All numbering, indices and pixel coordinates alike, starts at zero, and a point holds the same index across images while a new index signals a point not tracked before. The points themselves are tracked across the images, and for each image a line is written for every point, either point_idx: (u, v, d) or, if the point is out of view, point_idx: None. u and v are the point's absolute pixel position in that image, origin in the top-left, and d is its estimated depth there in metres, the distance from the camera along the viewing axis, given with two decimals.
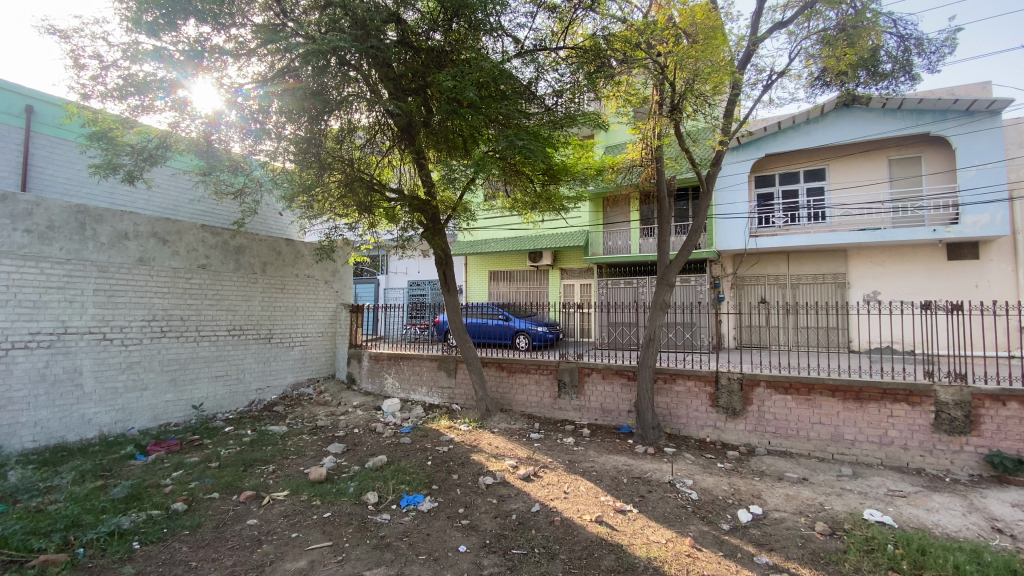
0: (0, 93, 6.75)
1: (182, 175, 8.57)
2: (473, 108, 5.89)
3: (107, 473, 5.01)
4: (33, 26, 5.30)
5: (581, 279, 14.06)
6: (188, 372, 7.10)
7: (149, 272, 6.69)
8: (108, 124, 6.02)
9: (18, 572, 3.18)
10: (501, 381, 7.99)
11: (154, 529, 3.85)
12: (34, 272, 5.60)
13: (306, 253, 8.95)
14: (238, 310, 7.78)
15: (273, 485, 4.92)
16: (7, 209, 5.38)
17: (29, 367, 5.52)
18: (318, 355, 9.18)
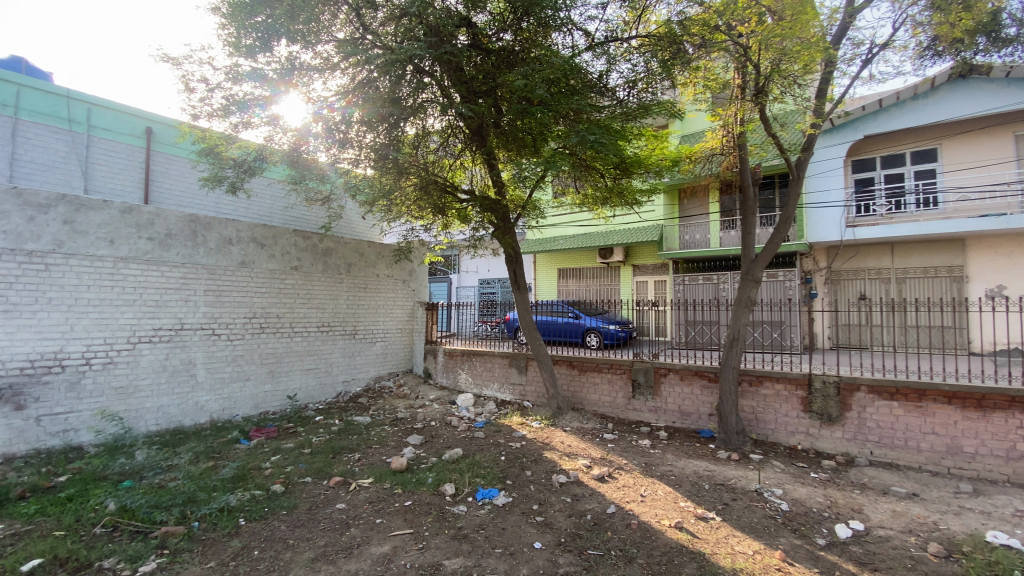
0: (126, 117, 7.69)
1: (276, 184, 9.29)
2: (544, 105, 5.87)
3: (217, 455, 5.57)
4: (153, 57, 5.99)
5: (655, 276, 13.61)
6: (284, 365, 7.70)
7: (250, 273, 7.33)
8: (214, 141, 6.68)
9: (147, 540, 3.62)
10: (573, 380, 7.90)
11: (256, 508, 4.22)
12: (156, 274, 6.34)
13: (385, 253, 9.38)
14: (326, 307, 8.33)
15: (358, 473, 5.22)
16: (133, 220, 6.15)
17: (153, 359, 6.27)
18: (398, 350, 9.61)
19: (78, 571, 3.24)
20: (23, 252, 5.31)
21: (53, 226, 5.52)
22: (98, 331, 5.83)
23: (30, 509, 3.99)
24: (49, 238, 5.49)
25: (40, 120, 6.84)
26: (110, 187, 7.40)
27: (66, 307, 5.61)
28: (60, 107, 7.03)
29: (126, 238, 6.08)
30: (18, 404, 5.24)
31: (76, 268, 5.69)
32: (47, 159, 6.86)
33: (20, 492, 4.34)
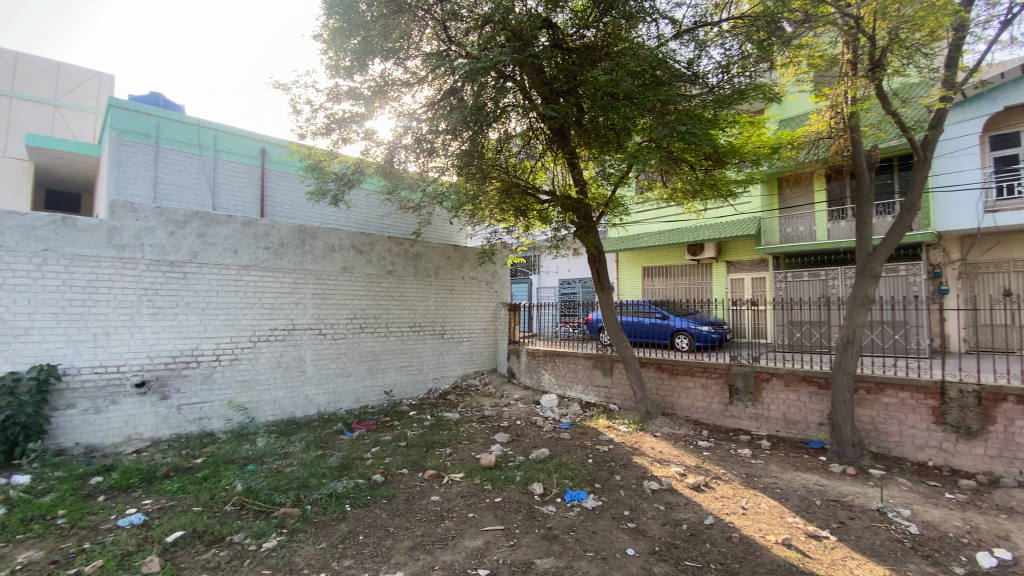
0: (246, 141, 8.62)
1: (372, 194, 9.92)
2: (629, 98, 5.72)
3: (325, 444, 6.06)
4: (269, 85, 6.66)
5: (752, 273, 12.73)
6: (381, 362, 8.20)
7: (350, 278, 7.89)
8: (320, 157, 7.30)
9: (268, 519, 4.02)
10: (663, 383, 7.60)
11: (360, 496, 4.52)
12: (272, 280, 7.03)
13: (470, 256, 9.62)
14: (417, 308, 8.74)
15: (450, 467, 5.42)
16: (253, 232, 6.88)
17: (270, 356, 6.96)
18: (484, 349, 9.85)
19: (214, 543, 3.67)
20: (167, 263, 6.14)
21: (189, 239, 6.33)
22: (226, 330, 6.59)
23: (175, 486, 4.60)
24: (186, 249, 6.30)
25: (177, 148, 7.87)
26: (232, 204, 8.33)
27: (200, 310, 6.40)
28: (191, 134, 8.04)
29: (247, 248, 6.81)
30: (164, 393, 6.08)
31: (208, 275, 6.47)
32: (183, 181, 7.87)
33: (167, 471, 5.01)
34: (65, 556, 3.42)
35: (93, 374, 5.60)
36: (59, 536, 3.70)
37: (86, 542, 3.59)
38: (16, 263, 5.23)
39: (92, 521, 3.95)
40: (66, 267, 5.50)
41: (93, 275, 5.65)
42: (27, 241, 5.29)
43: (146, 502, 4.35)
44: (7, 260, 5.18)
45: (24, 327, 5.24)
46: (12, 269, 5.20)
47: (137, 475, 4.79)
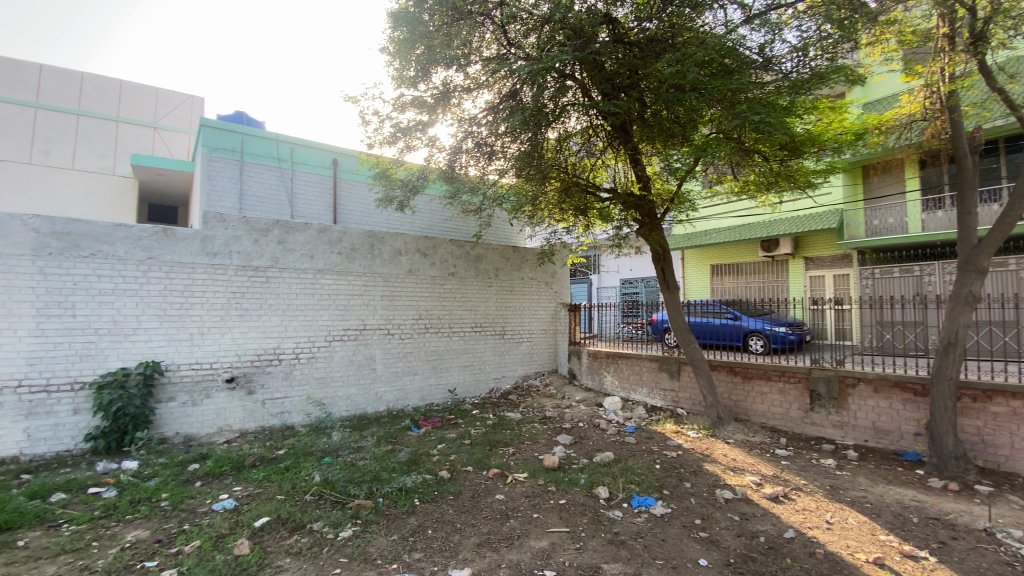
0: (319, 152, 9.14)
1: (436, 199, 10.19)
2: (697, 90, 5.51)
3: (394, 440, 6.29)
4: (342, 99, 7.03)
5: (834, 269, 11.87)
6: (445, 362, 8.40)
7: (415, 280, 8.15)
8: (387, 165, 7.61)
9: (344, 509, 4.23)
10: (735, 387, 7.24)
11: (427, 491, 4.65)
12: (344, 283, 7.41)
13: (530, 257, 9.63)
14: (478, 309, 8.87)
15: (514, 467, 5.45)
16: (328, 238, 7.29)
17: (343, 355, 7.33)
18: (544, 350, 9.82)
19: (296, 530, 3.90)
20: (252, 268, 6.64)
21: (271, 246, 6.80)
22: (303, 331, 7.02)
23: (261, 475, 4.95)
24: (268, 255, 6.77)
25: (260, 161, 8.49)
26: (307, 212, 8.86)
27: (281, 311, 6.85)
28: (271, 149, 8.63)
29: (322, 253, 7.21)
30: (250, 389, 6.57)
31: (288, 279, 6.92)
32: (264, 192, 8.47)
33: (254, 460, 5.41)
34: (168, 535, 3.77)
35: (190, 370, 6.16)
36: (164, 516, 4.09)
37: (185, 524, 3.94)
38: (126, 270, 5.85)
39: (190, 504, 4.33)
40: (167, 274, 6.08)
41: (189, 280, 6.22)
42: (135, 251, 5.90)
43: (236, 489, 4.71)
44: (120, 268, 5.81)
45: (134, 327, 5.86)
46: (123, 276, 5.83)
47: (228, 464, 5.21)
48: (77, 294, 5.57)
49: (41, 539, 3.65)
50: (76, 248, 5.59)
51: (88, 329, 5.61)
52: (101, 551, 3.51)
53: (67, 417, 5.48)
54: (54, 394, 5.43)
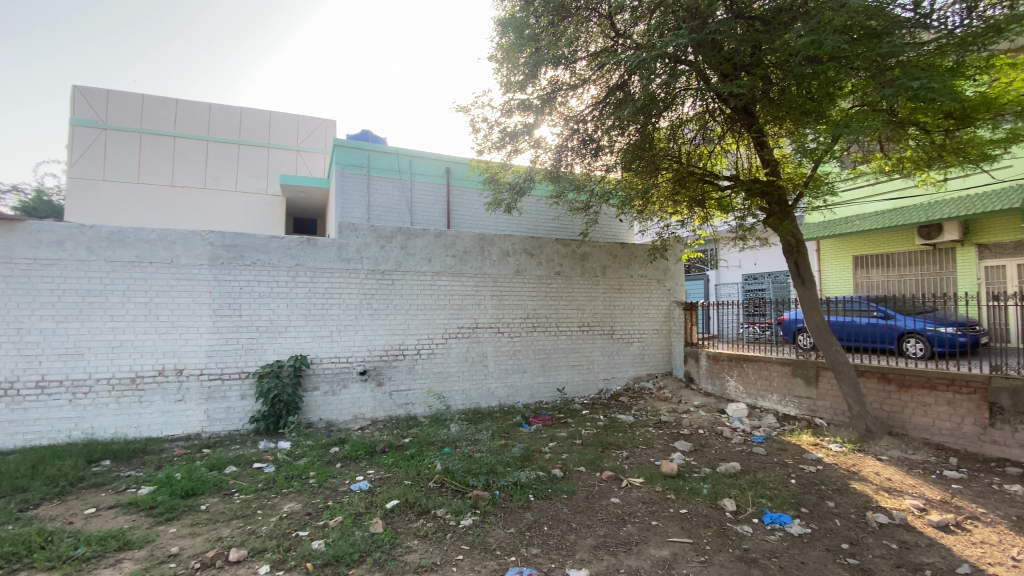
0: (434, 162, 9.69)
1: (543, 200, 10.27)
2: (837, 59, 4.93)
3: (507, 435, 6.46)
4: (454, 109, 7.39)
5: (1020, 258, 9.87)
6: (553, 361, 8.42)
7: (523, 280, 8.27)
8: (495, 169, 7.87)
9: (464, 499, 4.42)
10: (888, 397, 6.29)
11: (541, 488, 4.69)
12: (458, 284, 7.77)
13: (640, 253, 9.21)
14: (586, 308, 8.71)
15: (628, 470, 5.28)
16: (444, 242, 7.70)
17: (458, 352, 7.71)
18: (656, 351, 9.34)
19: (422, 514, 4.17)
20: (379, 272, 7.24)
21: (395, 251, 7.35)
22: (423, 329, 7.50)
23: (390, 460, 5.37)
24: (392, 260, 7.34)
25: (383, 175, 9.24)
26: (424, 218, 9.46)
27: (404, 311, 7.39)
28: (393, 162, 9.36)
29: (438, 257, 7.64)
30: (379, 381, 7.18)
31: (409, 281, 7.44)
32: (388, 203, 9.21)
33: (383, 447, 5.89)
34: (316, 509, 4.24)
35: (330, 363, 6.91)
36: (311, 492, 4.62)
37: (329, 500, 4.41)
38: (279, 275, 6.71)
39: (332, 483, 4.84)
40: (310, 278, 6.87)
41: (328, 283, 6.96)
42: (285, 259, 6.75)
43: (370, 472, 5.16)
44: (274, 274, 6.69)
45: (285, 325, 6.71)
46: (277, 280, 6.70)
47: (362, 448, 5.75)
48: (242, 296, 6.52)
49: (219, 504, 4.32)
50: (241, 258, 6.54)
51: (251, 326, 6.55)
52: (264, 518, 4.06)
53: (236, 401, 6.44)
54: (227, 381, 6.42)
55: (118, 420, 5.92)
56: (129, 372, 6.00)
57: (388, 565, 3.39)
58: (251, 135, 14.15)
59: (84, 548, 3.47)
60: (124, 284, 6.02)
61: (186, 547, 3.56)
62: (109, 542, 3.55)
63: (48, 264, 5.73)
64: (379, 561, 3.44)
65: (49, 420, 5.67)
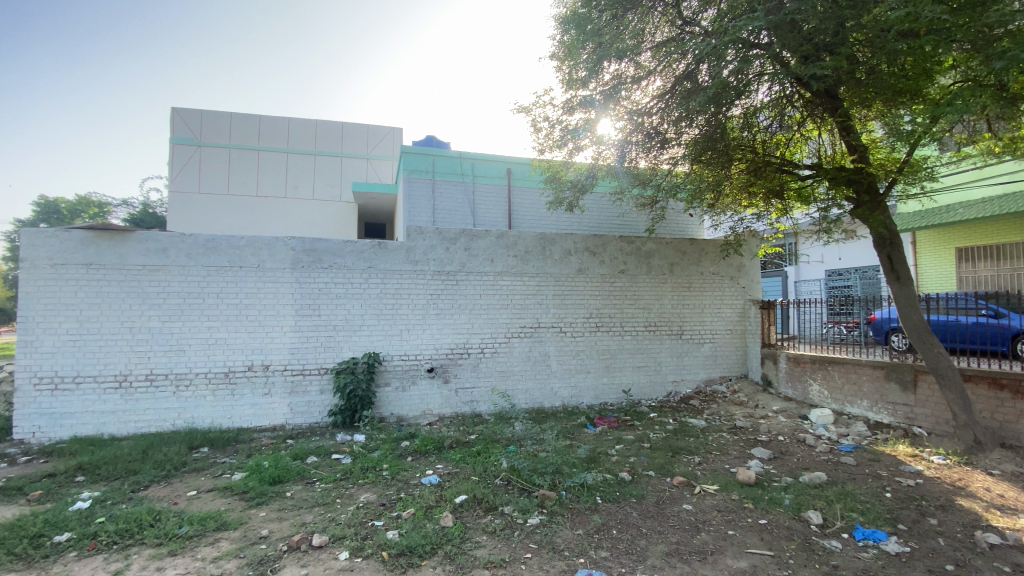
0: (496, 163, 9.79)
1: (606, 196, 10.10)
2: (937, 31, 4.47)
3: (572, 435, 6.41)
4: (513, 110, 7.43)
5: None
6: (618, 361, 8.24)
7: (586, 279, 8.12)
8: (557, 168, 7.82)
9: (531, 497, 4.42)
10: (1002, 405, 5.59)
11: (609, 490, 4.60)
12: (520, 284, 7.79)
13: (711, 249, 8.78)
14: (652, 308, 8.43)
15: (702, 477, 5.06)
16: (506, 242, 7.75)
17: (522, 351, 7.74)
18: (729, 352, 8.88)
19: (490, 510, 4.22)
20: (444, 273, 7.43)
21: (459, 252, 7.51)
22: (487, 328, 7.60)
23: (458, 456, 5.49)
24: (457, 261, 7.50)
25: (447, 178, 9.46)
26: (486, 220, 9.60)
27: (468, 310, 7.53)
28: (457, 166, 9.56)
29: (500, 257, 7.71)
30: (445, 378, 7.37)
31: (473, 281, 7.56)
32: (452, 205, 9.43)
33: (451, 442, 6.04)
34: (390, 501, 4.42)
35: (400, 360, 7.20)
36: (385, 483, 4.82)
37: (401, 492, 4.58)
38: (353, 277, 7.06)
39: (404, 476, 5.02)
40: (382, 279, 7.17)
41: (397, 284, 7.24)
42: (358, 261, 7.08)
43: (439, 467, 5.30)
44: (348, 276, 7.04)
45: (359, 324, 7.05)
46: (351, 282, 7.05)
47: (431, 443, 5.91)
48: (319, 297, 6.92)
49: (302, 491, 4.61)
50: (319, 261, 6.94)
51: (329, 325, 6.94)
52: (343, 506, 4.28)
53: (316, 395, 6.85)
54: (308, 376, 6.84)
55: (214, 411, 6.48)
56: (223, 367, 6.55)
57: (458, 558, 3.46)
58: (325, 145, 14.99)
59: (187, 527, 3.82)
60: (218, 287, 6.58)
61: (274, 530, 3.83)
62: (208, 523, 3.89)
63: (156, 269, 6.37)
64: (450, 554, 3.52)
65: (157, 410, 6.32)
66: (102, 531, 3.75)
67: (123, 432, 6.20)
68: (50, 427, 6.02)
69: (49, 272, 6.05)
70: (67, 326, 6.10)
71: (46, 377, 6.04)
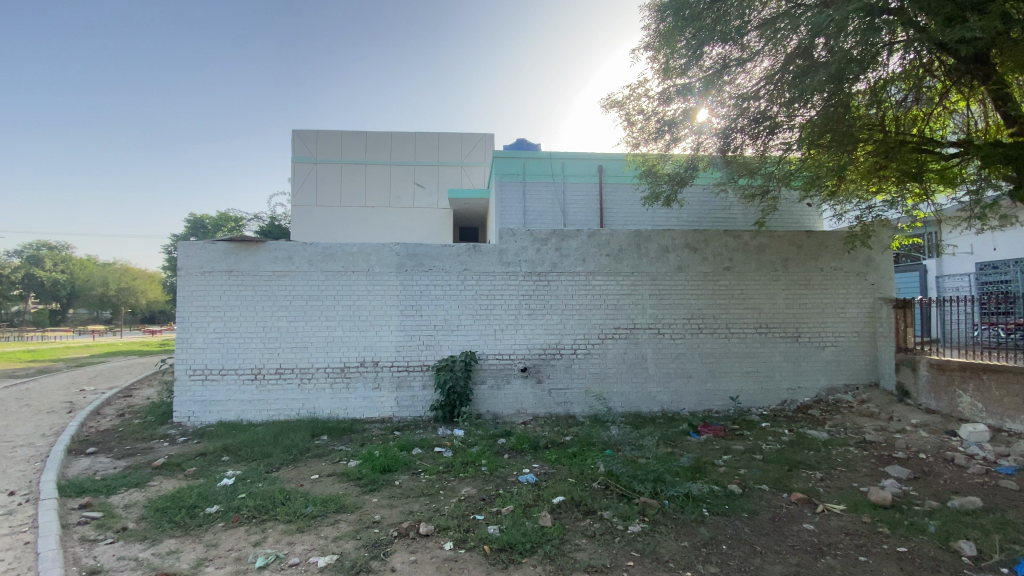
0: (588, 161, 9.65)
1: (707, 189, 9.54)
2: None
3: (673, 443, 6.12)
4: (603, 106, 7.30)
5: None
6: (723, 366, 7.73)
7: (686, 277, 7.70)
8: (653, 161, 7.54)
9: (631, 503, 4.27)
10: None
11: (717, 503, 4.30)
12: (614, 284, 7.59)
13: (832, 242, 7.91)
14: (762, 308, 7.79)
15: (825, 495, 4.57)
16: (599, 241, 7.59)
17: (617, 353, 7.55)
18: (856, 358, 7.94)
19: (589, 514, 4.15)
20: (536, 273, 7.48)
21: (550, 252, 7.51)
22: (580, 329, 7.52)
23: (554, 457, 5.48)
24: (549, 261, 7.50)
25: (538, 179, 9.52)
26: (578, 219, 9.50)
27: (560, 311, 7.50)
28: (548, 166, 9.58)
29: (593, 256, 7.58)
30: (539, 378, 7.42)
31: (566, 282, 7.52)
32: (544, 206, 9.48)
33: (546, 442, 6.05)
34: (489, 496, 4.52)
35: (494, 359, 7.38)
36: (484, 478, 4.94)
37: (500, 489, 4.67)
38: (451, 279, 7.35)
39: (502, 472, 5.12)
40: (477, 281, 7.39)
41: (491, 285, 7.41)
42: (455, 264, 7.36)
43: (535, 466, 5.33)
44: (447, 278, 7.35)
45: (456, 324, 7.33)
46: (449, 284, 7.35)
47: (527, 442, 5.96)
48: (421, 299, 7.30)
49: (409, 481, 4.88)
50: (421, 265, 7.32)
51: (430, 325, 7.30)
52: (446, 498, 4.46)
53: (419, 390, 7.23)
54: (412, 373, 7.24)
55: (332, 402, 7.10)
56: (338, 363, 7.15)
57: (558, 560, 3.44)
58: (423, 154, 15.81)
59: (311, 507, 4.21)
60: (334, 290, 7.19)
61: (386, 516, 4.10)
62: (329, 505, 4.25)
63: (283, 274, 7.12)
64: (549, 554, 3.51)
65: (285, 400, 7.05)
66: (243, 506, 4.25)
67: (258, 419, 7.01)
68: (202, 412, 6.98)
69: (200, 278, 7.00)
70: (214, 325, 7.02)
71: (198, 369, 7.00)
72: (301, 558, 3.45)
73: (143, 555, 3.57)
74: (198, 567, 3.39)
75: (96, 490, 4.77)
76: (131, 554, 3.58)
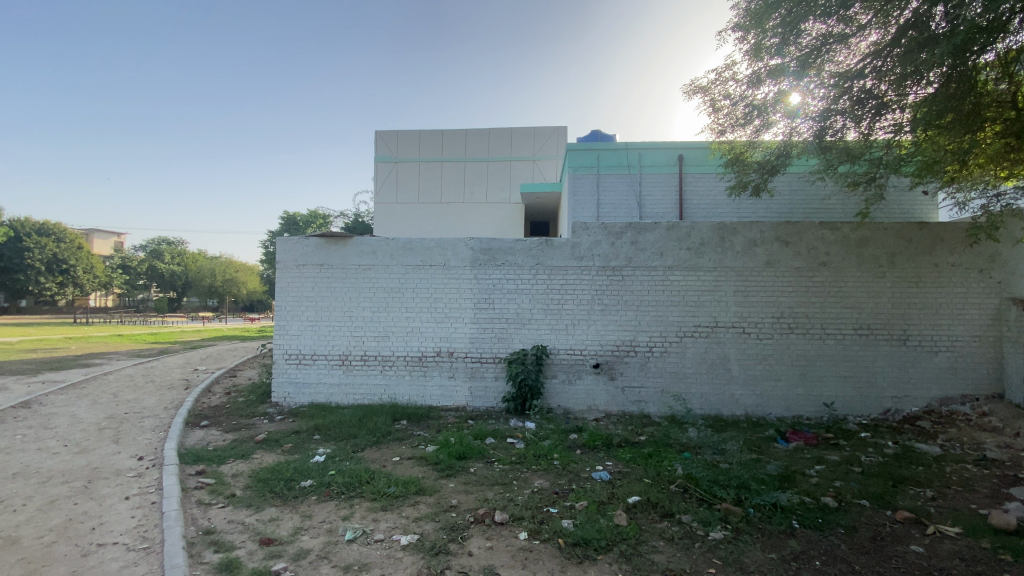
0: (668, 150, 9.27)
1: (801, 177, 8.86)
2: None
3: (758, 449, 5.78)
4: (685, 91, 6.98)
5: None
6: (816, 369, 7.17)
7: (776, 273, 7.20)
8: (740, 149, 7.11)
9: (712, 509, 4.08)
10: None
11: (809, 516, 3.99)
12: (695, 279, 7.26)
13: (950, 235, 7.05)
14: (864, 307, 7.12)
15: (936, 515, 4.10)
16: (679, 234, 7.28)
17: (695, 352, 7.24)
18: (978, 366, 7.04)
19: (666, 516, 4.02)
20: (610, 268, 7.34)
21: (625, 246, 7.33)
22: (656, 326, 7.29)
23: (628, 456, 5.37)
24: (624, 256, 7.33)
25: (614, 171, 9.32)
26: (655, 212, 9.19)
27: (635, 307, 7.31)
28: (625, 157, 9.31)
29: (672, 250, 7.29)
30: (612, 375, 7.30)
31: (641, 277, 7.31)
32: (620, 199, 9.27)
33: (620, 441, 5.93)
34: (563, 490, 4.52)
35: (566, 354, 7.36)
36: (557, 472, 4.96)
37: (574, 483, 4.66)
38: (524, 273, 7.41)
39: (575, 468, 5.09)
40: (549, 276, 7.38)
41: (564, 280, 7.37)
42: (528, 258, 7.40)
43: (609, 464, 5.26)
44: (519, 272, 7.41)
45: (529, 318, 7.38)
46: (522, 278, 7.41)
47: (600, 439, 5.89)
48: (495, 293, 7.42)
49: (483, 469, 5.00)
50: (494, 259, 7.43)
51: (502, 318, 7.40)
52: (519, 489, 4.53)
53: (492, 381, 7.37)
54: (485, 364, 7.39)
55: (411, 389, 7.43)
56: (417, 352, 7.46)
57: (635, 560, 3.37)
58: (497, 150, 16.02)
59: (393, 487, 4.44)
60: (414, 283, 7.49)
61: (462, 501, 4.23)
62: (409, 486, 4.46)
63: (367, 267, 7.53)
64: (625, 553, 3.45)
65: (369, 385, 7.48)
66: (333, 482, 4.57)
67: (345, 402, 7.50)
68: (297, 393, 7.57)
69: (295, 271, 7.58)
70: (307, 313, 7.57)
71: (293, 353, 7.59)
72: (385, 535, 3.65)
73: (249, 520, 3.95)
74: (296, 534, 3.69)
75: (210, 459, 5.34)
76: (239, 518, 3.97)
